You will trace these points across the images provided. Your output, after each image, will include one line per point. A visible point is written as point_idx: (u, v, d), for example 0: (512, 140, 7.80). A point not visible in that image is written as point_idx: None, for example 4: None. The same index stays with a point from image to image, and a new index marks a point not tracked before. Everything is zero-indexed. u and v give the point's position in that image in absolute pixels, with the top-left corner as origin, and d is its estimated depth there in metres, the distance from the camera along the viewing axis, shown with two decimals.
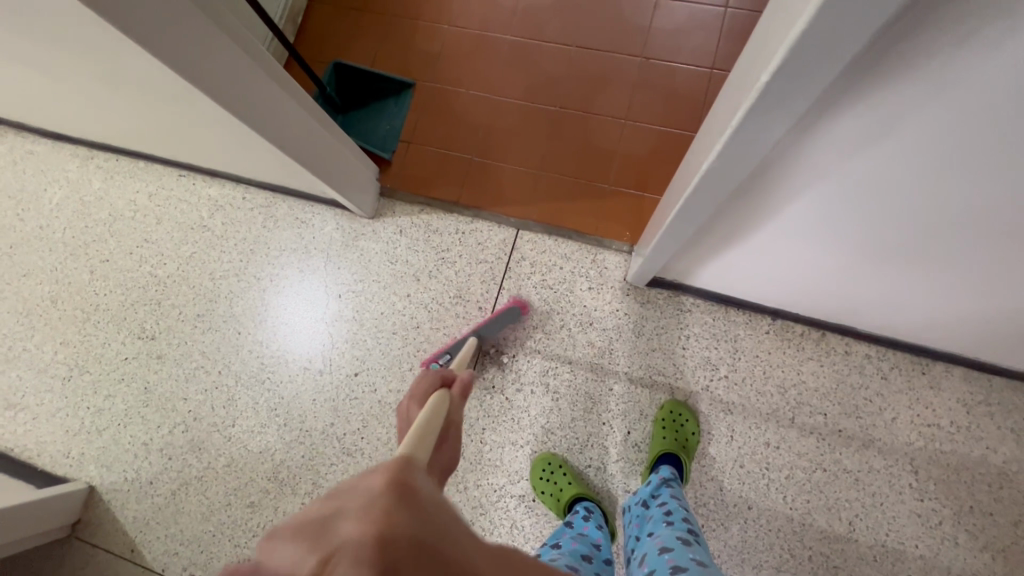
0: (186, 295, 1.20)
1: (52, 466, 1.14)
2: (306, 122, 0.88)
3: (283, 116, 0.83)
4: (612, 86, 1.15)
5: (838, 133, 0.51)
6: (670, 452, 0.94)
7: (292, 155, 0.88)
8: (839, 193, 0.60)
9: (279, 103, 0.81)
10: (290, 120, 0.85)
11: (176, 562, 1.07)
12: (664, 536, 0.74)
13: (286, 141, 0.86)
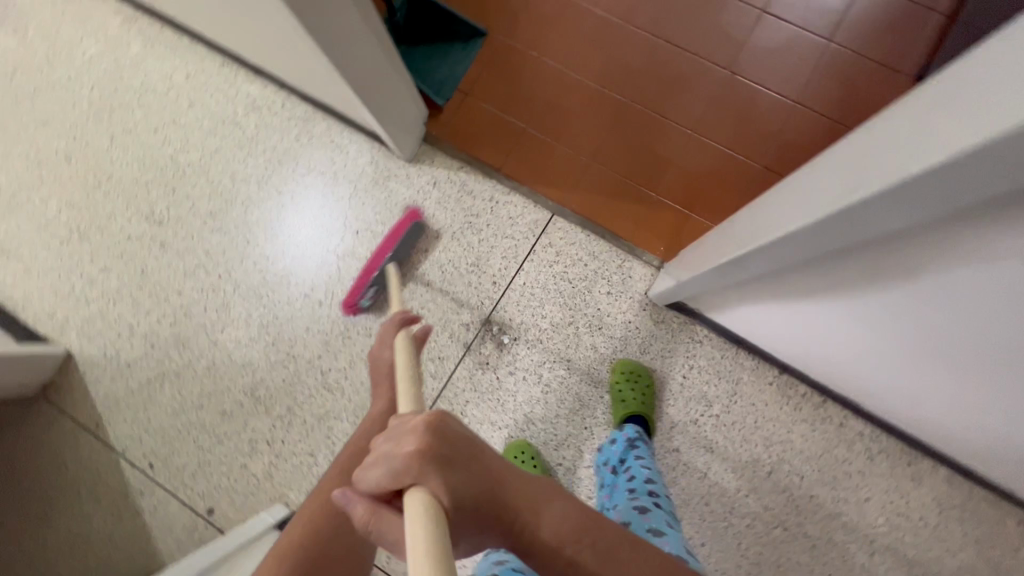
0: (202, 189, 1.16)
1: (34, 323, 1.13)
2: (371, 49, 0.82)
3: (352, 38, 0.77)
4: (689, 92, 1.09)
5: (936, 227, 0.47)
6: (636, 414, 0.96)
7: (347, 79, 0.83)
8: (906, 287, 0.56)
9: (350, 23, 0.75)
10: (357, 43, 0.79)
11: (138, 447, 1.08)
12: (622, 508, 0.74)
13: (346, 64, 0.80)
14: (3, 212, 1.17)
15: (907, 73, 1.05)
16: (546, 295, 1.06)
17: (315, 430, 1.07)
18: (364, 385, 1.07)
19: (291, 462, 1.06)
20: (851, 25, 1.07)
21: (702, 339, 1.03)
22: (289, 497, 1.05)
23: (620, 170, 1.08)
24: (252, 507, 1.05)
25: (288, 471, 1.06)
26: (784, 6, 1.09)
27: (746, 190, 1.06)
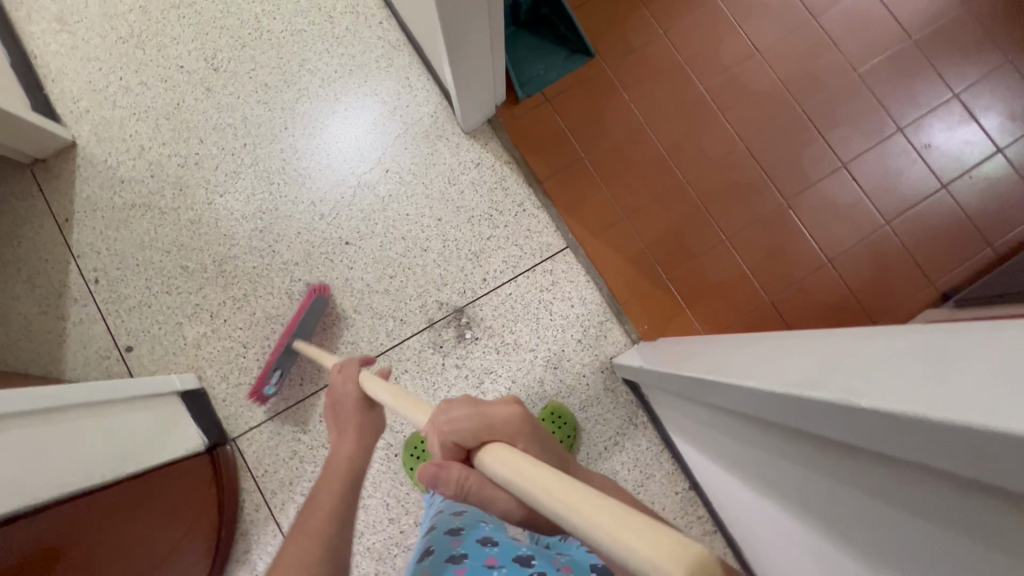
0: (269, 59, 1.16)
1: (58, 100, 1.13)
2: (480, 24, 0.82)
3: (468, 8, 0.77)
4: (742, 203, 1.10)
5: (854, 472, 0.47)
6: None
7: (445, 40, 0.83)
8: (804, 502, 0.56)
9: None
10: (470, 14, 0.79)
11: (94, 260, 1.10)
12: None
13: (451, 27, 0.80)
14: None
15: (937, 288, 1.07)
16: (523, 314, 1.07)
17: (258, 326, 1.08)
18: None
19: (222, 343, 1.07)
20: (912, 220, 1.09)
21: (638, 424, 1.05)
22: (204, 372, 1.06)
23: (646, 239, 1.10)
24: (168, 364, 1.06)
25: (215, 349, 1.07)
26: (864, 172, 1.11)
27: (745, 315, 1.07)
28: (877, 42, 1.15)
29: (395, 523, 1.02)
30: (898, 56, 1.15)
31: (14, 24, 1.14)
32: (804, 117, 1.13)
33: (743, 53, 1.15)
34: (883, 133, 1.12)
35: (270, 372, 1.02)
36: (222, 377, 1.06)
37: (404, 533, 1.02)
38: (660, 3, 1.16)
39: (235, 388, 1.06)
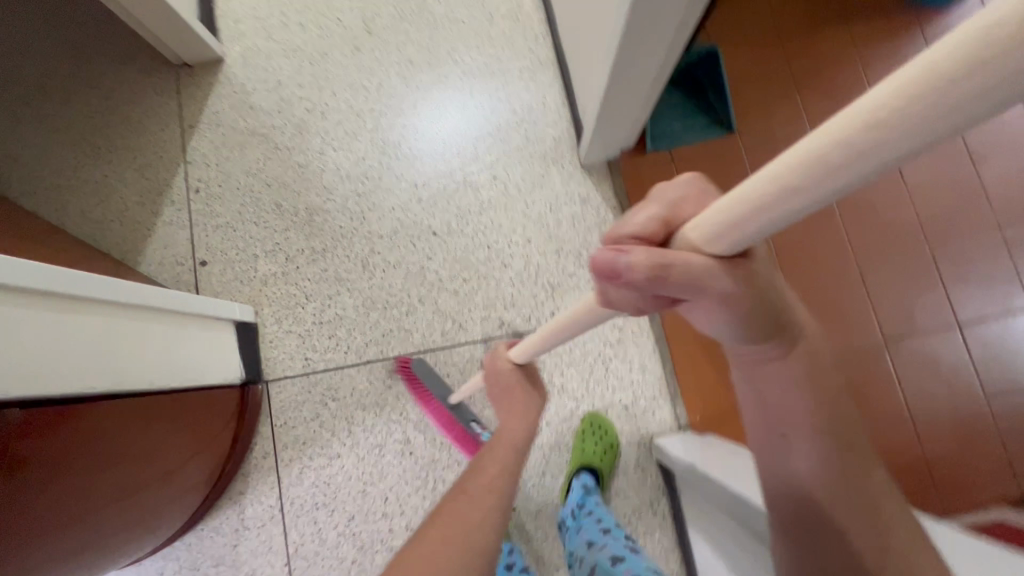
0: (421, 38, 1.18)
1: (222, 17, 1.19)
2: (653, 62, 0.82)
3: (650, 42, 0.77)
4: (837, 328, 1.04)
5: None
6: (590, 463, 0.95)
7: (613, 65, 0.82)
8: None
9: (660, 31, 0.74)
10: (648, 49, 0.78)
11: (201, 171, 1.14)
12: (610, 546, 0.78)
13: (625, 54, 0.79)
14: None
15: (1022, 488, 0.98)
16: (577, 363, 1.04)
17: (326, 283, 1.09)
18: (390, 288, 1.08)
19: (287, 287, 1.09)
20: (1016, 407, 1.01)
21: (657, 512, 0.98)
22: (262, 309, 1.08)
23: None
24: (232, 290, 1.09)
25: (279, 291, 1.09)
26: (977, 339, 1.03)
27: None
28: None
29: (389, 519, 1.00)
30: None
31: None
32: (932, 262, 1.06)
33: (887, 178, 1.09)
34: (1011, 306, 1.04)
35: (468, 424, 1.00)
36: (276, 320, 1.08)
37: (392, 532, 1.00)
38: (818, 103, 1.12)
39: (284, 334, 1.07)
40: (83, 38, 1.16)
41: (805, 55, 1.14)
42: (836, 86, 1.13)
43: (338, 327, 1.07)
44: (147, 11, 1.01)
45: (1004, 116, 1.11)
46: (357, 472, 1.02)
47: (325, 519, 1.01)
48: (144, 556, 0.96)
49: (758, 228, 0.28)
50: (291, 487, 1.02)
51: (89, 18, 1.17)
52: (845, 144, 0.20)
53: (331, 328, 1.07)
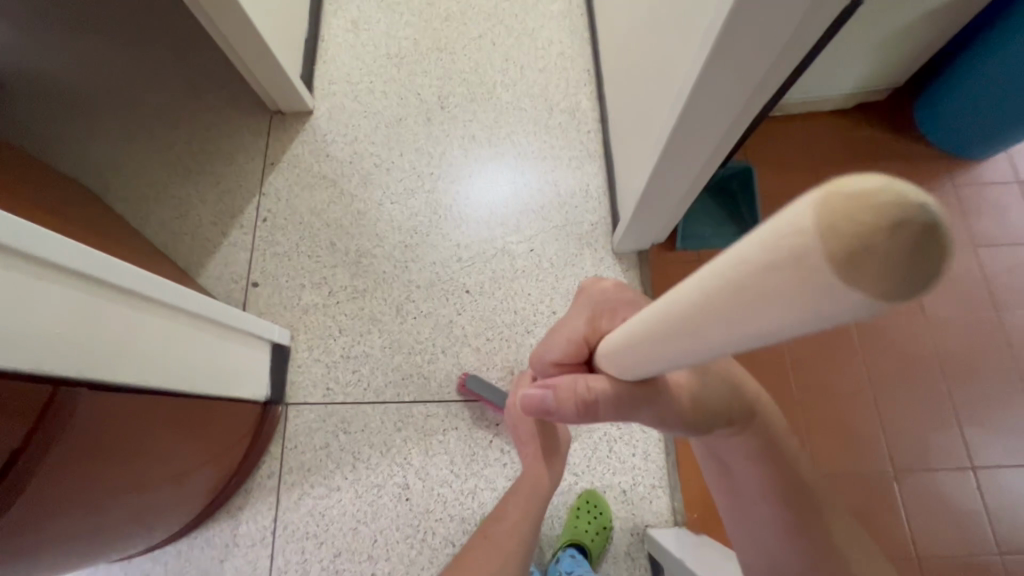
0: (487, 118, 1.33)
1: (319, 77, 1.38)
2: (692, 169, 0.91)
3: (691, 151, 0.86)
4: (847, 448, 1.04)
5: None
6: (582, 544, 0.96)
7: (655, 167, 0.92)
8: None
9: (699, 145, 0.84)
10: (688, 157, 0.88)
11: (272, 203, 1.27)
12: None
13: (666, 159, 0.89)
14: (381, 5, 1.45)
15: None
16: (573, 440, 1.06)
17: (360, 321, 1.17)
18: (418, 335, 1.15)
19: (325, 318, 1.17)
20: None
21: None
22: (297, 335, 1.16)
23: None
24: (276, 313, 1.18)
25: (316, 321, 1.17)
26: (992, 486, 1.01)
27: None
28: None
29: (373, 563, 1.01)
30: None
31: (324, 16, 1.43)
32: (948, 397, 1.07)
33: (907, 308, 1.13)
34: None
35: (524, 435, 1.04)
36: (308, 346, 1.15)
37: None
38: None
39: (312, 362, 1.14)
40: (197, 76, 1.35)
41: None
42: None
43: (363, 364, 1.13)
44: (260, 65, 1.18)
45: None
46: (353, 508, 1.04)
47: (313, 550, 1.02)
48: (136, 555, 0.99)
49: (689, 347, 0.26)
50: (287, 512, 1.05)
51: (207, 60, 1.36)
52: (732, 287, 0.19)
53: (356, 363, 1.14)
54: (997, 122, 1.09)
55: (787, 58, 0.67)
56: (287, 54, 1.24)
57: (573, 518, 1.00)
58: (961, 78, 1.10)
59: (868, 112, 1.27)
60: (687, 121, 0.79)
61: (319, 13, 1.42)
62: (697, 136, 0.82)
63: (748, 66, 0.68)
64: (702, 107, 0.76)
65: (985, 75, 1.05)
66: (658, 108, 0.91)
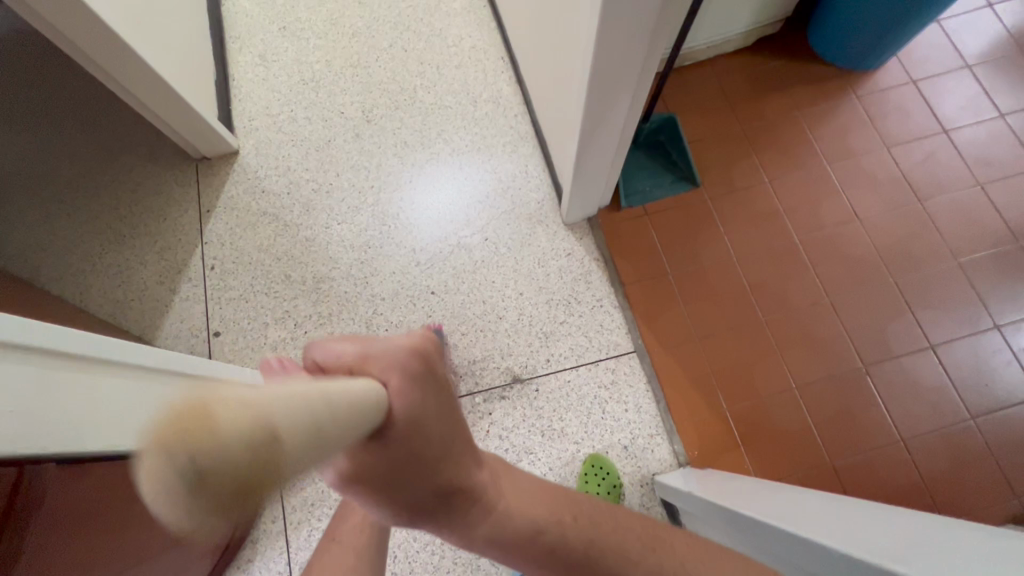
0: (415, 123, 1.33)
1: (237, 115, 1.36)
2: (616, 127, 0.93)
3: (611, 110, 0.89)
4: (818, 356, 1.09)
5: None
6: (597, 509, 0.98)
7: (582, 134, 0.94)
8: None
9: (617, 103, 0.87)
10: (610, 117, 0.91)
11: (216, 250, 1.24)
12: None
13: (590, 124, 0.92)
14: (286, 34, 1.44)
15: (1022, 503, 0.99)
16: (512, 447, 1.06)
17: None
18: None
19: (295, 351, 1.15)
20: (999, 422, 1.04)
21: None
22: None
23: (714, 366, 1.10)
24: (244, 358, 1.15)
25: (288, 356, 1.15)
26: (952, 359, 1.09)
27: (803, 471, 1.03)
28: (979, 238, 1.18)
29: None
30: (997, 257, 1.16)
31: (230, 56, 1.41)
32: (897, 289, 1.14)
33: (842, 217, 1.20)
34: (976, 328, 1.11)
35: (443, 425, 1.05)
36: None
37: None
38: (770, 156, 1.25)
39: None
40: (111, 140, 1.31)
41: (754, 116, 1.29)
42: (785, 140, 1.26)
43: None
44: (173, 113, 1.15)
45: (937, 157, 1.24)
46: None
47: None
48: None
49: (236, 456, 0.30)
50: (299, 551, 1.02)
51: (117, 122, 1.32)
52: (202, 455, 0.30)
53: None
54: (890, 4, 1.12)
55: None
56: (198, 97, 1.21)
57: (580, 484, 1.01)
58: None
59: (768, 45, 1.34)
60: (599, 82, 0.82)
61: (225, 53, 1.40)
62: (618, 91, 0.85)
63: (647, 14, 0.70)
64: (614, 62, 0.79)
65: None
66: (572, 74, 0.93)
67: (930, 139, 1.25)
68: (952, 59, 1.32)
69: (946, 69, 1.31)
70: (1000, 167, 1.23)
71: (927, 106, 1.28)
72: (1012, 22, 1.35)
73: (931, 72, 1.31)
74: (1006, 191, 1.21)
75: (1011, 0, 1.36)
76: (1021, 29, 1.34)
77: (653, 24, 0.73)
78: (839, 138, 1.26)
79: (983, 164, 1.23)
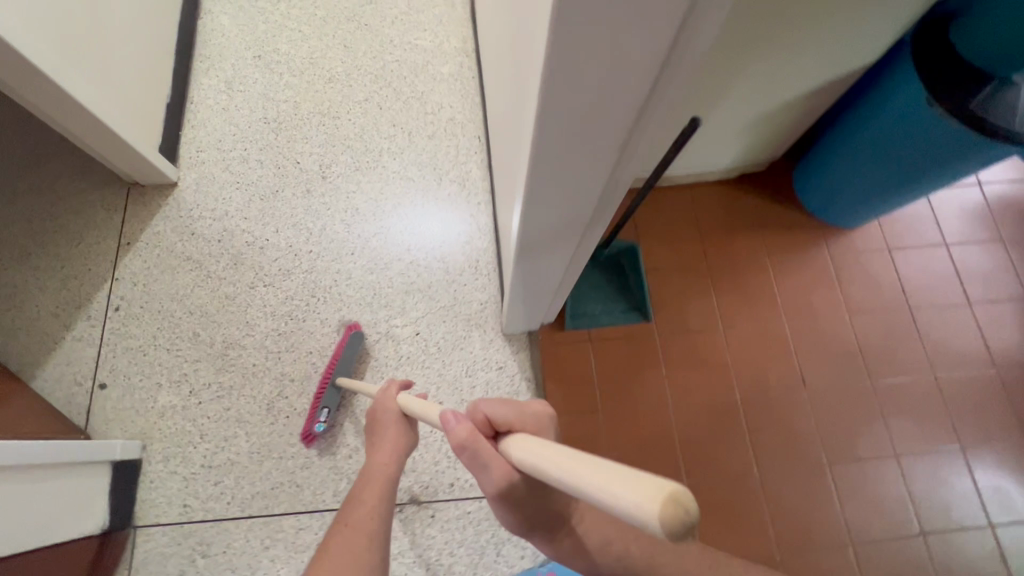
0: (372, 189, 1.25)
1: (185, 144, 1.26)
2: (549, 277, 0.86)
3: (543, 268, 0.81)
4: (735, 532, 1.03)
5: None
6: None
7: (514, 279, 0.87)
8: None
9: (549, 266, 0.79)
10: (541, 272, 0.83)
11: (126, 289, 1.14)
12: None
13: (522, 272, 0.84)
14: (258, 64, 1.36)
15: None
16: (389, 574, 0.98)
17: (225, 423, 1.05)
18: (291, 435, 1.05)
19: (183, 423, 1.05)
20: None
21: None
22: (150, 444, 1.03)
23: None
24: (125, 420, 1.05)
25: (174, 426, 1.05)
26: (870, 560, 1.03)
27: None
28: (923, 432, 1.13)
29: None
30: (939, 455, 1.11)
31: (194, 77, 1.32)
32: (828, 472, 1.08)
33: (789, 381, 1.14)
34: (902, 531, 1.05)
35: (320, 409, 1.04)
36: (164, 457, 1.03)
37: None
38: (730, 301, 1.19)
39: (167, 475, 1.02)
40: (42, 146, 1.21)
41: (720, 255, 1.23)
42: (748, 286, 1.21)
43: (227, 473, 1.02)
44: (99, 142, 1.05)
45: (897, 334, 1.20)
46: None
47: None
48: None
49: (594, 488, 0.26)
50: None
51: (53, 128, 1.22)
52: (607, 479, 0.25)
53: (219, 473, 1.02)
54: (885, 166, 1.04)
55: (608, 201, 0.59)
56: (136, 126, 1.11)
57: None
58: (868, 109, 1.02)
59: (751, 180, 1.29)
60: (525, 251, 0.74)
61: (187, 72, 1.31)
62: (549, 257, 0.76)
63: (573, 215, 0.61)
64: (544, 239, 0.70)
65: (892, 109, 0.95)
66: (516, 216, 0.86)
67: (893, 314, 1.21)
68: (930, 233, 1.28)
69: (922, 242, 1.27)
70: (956, 356, 1.19)
71: (897, 277, 1.24)
72: (997, 206, 1.31)
73: (907, 243, 1.27)
74: (958, 382, 1.17)
75: (999, 183, 1.33)
76: (1005, 213, 1.31)
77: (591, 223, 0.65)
78: (802, 294, 1.21)
79: (940, 351, 1.19)
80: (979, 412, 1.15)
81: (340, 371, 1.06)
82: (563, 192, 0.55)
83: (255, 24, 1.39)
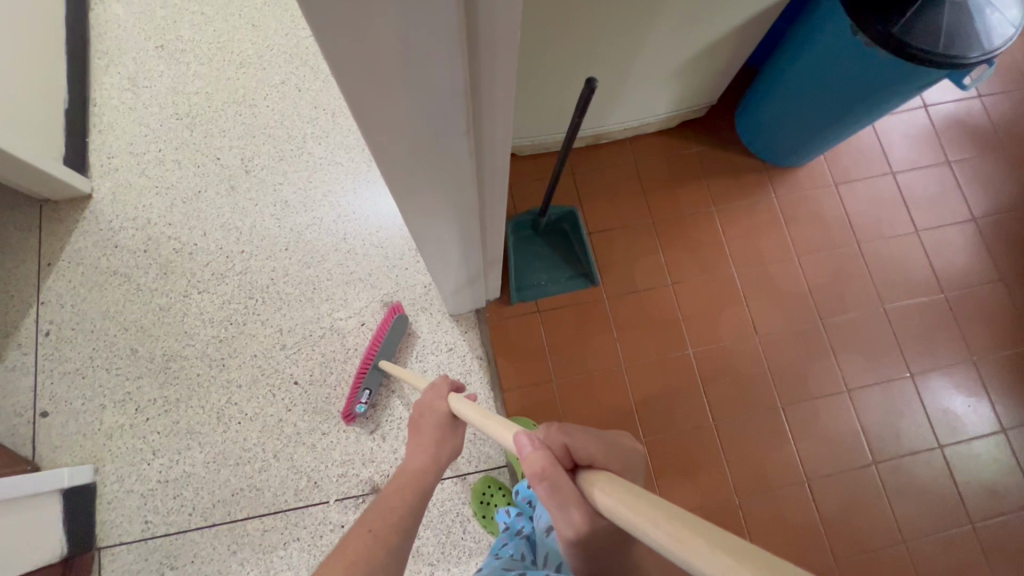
0: (300, 179, 1.20)
1: (95, 151, 1.19)
2: (468, 269, 0.83)
3: (458, 261, 0.78)
4: (695, 483, 1.05)
5: None
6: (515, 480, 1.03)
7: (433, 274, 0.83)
8: None
9: (463, 257, 0.76)
10: (458, 264, 0.80)
11: (54, 312, 1.09)
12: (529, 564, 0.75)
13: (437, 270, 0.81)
14: (163, 55, 1.26)
15: None
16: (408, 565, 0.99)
17: (176, 437, 1.04)
18: (245, 441, 1.04)
19: (133, 441, 1.03)
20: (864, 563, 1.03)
21: None
22: (103, 466, 1.02)
23: None
24: (73, 445, 1.03)
25: (125, 446, 1.03)
26: (826, 492, 1.06)
27: None
28: (874, 366, 1.14)
29: None
30: (890, 384, 1.13)
31: (93, 77, 1.23)
32: (783, 414, 1.10)
33: (742, 330, 1.14)
34: (855, 461, 1.08)
35: (361, 391, 1.04)
36: (118, 477, 1.01)
37: None
38: (678, 255, 1.18)
39: (125, 494, 1.01)
40: None
41: (666, 209, 1.20)
42: (696, 238, 1.19)
43: (185, 486, 1.01)
44: None
45: (846, 269, 1.19)
46: None
47: None
48: None
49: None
50: None
51: None
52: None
53: (177, 486, 1.02)
54: (822, 102, 1.00)
55: (492, 193, 0.56)
56: (32, 139, 1.03)
57: None
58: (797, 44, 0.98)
59: (692, 128, 1.25)
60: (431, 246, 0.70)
61: (84, 72, 1.21)
62: (459, 249, 0.73)
63: (461, 212, 0.58)
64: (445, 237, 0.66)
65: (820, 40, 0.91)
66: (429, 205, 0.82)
67: (842, 250, 1.20)
68: (877, 164, 1.25)
69: (869, 173, 1.25)
70: (905, 286, 1.19)
71: (844, 212, 1.23)
72: (943, 127, 1.29)
73: (854, 176, 1.25)
74: (907, 311, 1.18)
75: (946, 103, 1.30)
76: (951, 134, 1.28)
77: (488, 213, 0.62)
78: (751, 240, 1.20)
79: (889, 282, 1.19)
80: (929, 338, 1.16)
81: (381, 355, 1.06)
82: (433, 193, 0.51)
83: (153, 10, 1.29)
